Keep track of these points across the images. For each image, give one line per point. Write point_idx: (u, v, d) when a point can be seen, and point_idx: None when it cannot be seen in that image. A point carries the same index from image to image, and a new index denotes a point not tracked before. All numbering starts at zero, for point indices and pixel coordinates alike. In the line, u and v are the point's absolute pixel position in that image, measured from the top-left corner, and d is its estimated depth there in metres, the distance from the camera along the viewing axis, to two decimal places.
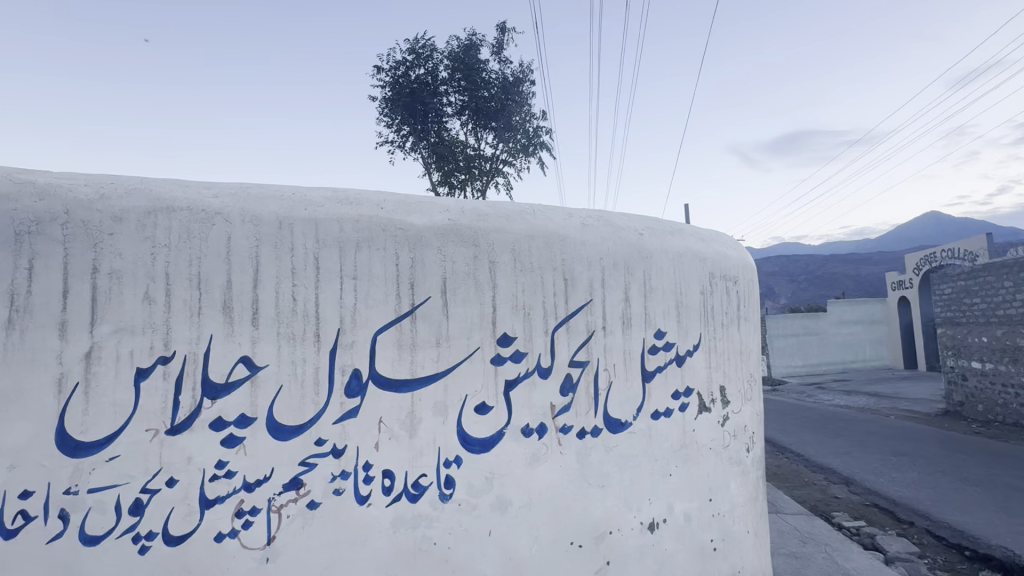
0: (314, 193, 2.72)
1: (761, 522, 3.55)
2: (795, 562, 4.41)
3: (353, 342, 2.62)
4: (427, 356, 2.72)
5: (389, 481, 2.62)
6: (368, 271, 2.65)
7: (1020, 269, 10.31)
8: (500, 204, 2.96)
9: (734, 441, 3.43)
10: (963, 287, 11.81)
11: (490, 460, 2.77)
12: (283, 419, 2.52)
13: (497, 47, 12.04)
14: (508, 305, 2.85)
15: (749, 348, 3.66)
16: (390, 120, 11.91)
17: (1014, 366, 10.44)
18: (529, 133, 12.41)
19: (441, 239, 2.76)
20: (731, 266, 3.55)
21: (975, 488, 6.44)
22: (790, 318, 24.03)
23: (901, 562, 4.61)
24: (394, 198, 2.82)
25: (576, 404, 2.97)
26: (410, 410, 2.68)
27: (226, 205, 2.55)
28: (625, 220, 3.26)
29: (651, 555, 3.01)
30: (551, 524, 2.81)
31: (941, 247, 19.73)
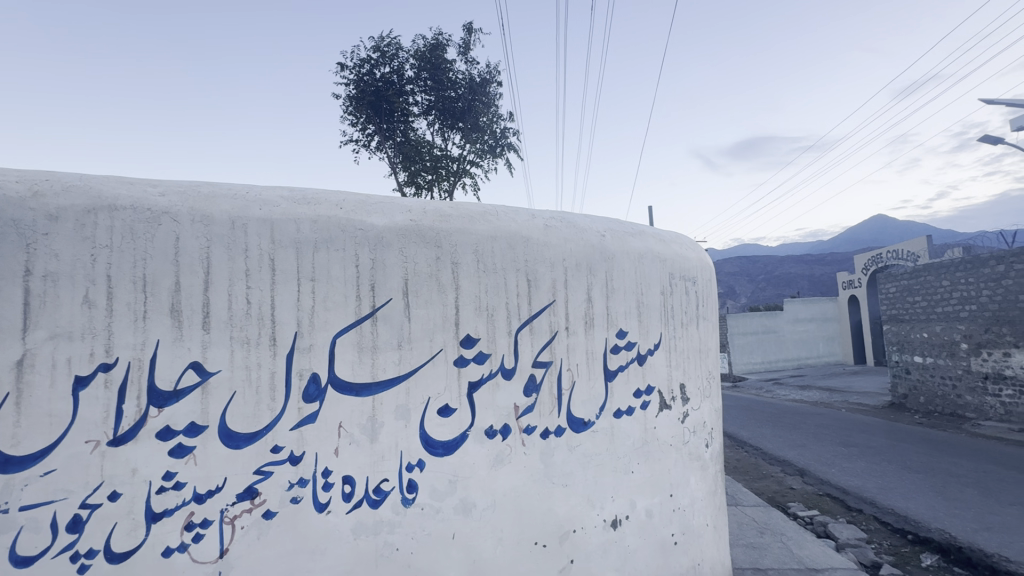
0: (270, 192, 2.64)
1: (721, 515, 3.66)
2: (753, 552, 4.56)
3: (310, 345, 2.55)
4: (389, 358, 2.67)
5: (349, 487, 2.56)
6: (327, 272, 2.59)
7: (956, 268, 11.02)
8: (462, 205, 2.95)
9: (693, 437, 3.53)
10: (905, 286, 12.54)
11: (454, 463, 2.75)
12: (235, 426, 2.42)
13: (464, 47, 12.01)
14: (471, 306, 2.84)
15: (707, 346, 3.77)
16: (355, 119, 11.70)
17: (952, 360, 11.15)
18: (496, 134, 12.43)
19: (403, 240, 2.72)
20: (690, 267, 3.65)
21: (917, 475, 6.84)
22: (750, 317, 24.93)
23: (851, 548, 4.84)
24: (353, 197, 2.76)
25: (539, 405, 2.98)
26: (372, 415, 2.63)
27: (174, 204, 2.44)
28: (587, 222, 3.30)
29: (613, 552, 3.05)
30: (515, 524, 2.81)
31: (886, 249, 20.88)
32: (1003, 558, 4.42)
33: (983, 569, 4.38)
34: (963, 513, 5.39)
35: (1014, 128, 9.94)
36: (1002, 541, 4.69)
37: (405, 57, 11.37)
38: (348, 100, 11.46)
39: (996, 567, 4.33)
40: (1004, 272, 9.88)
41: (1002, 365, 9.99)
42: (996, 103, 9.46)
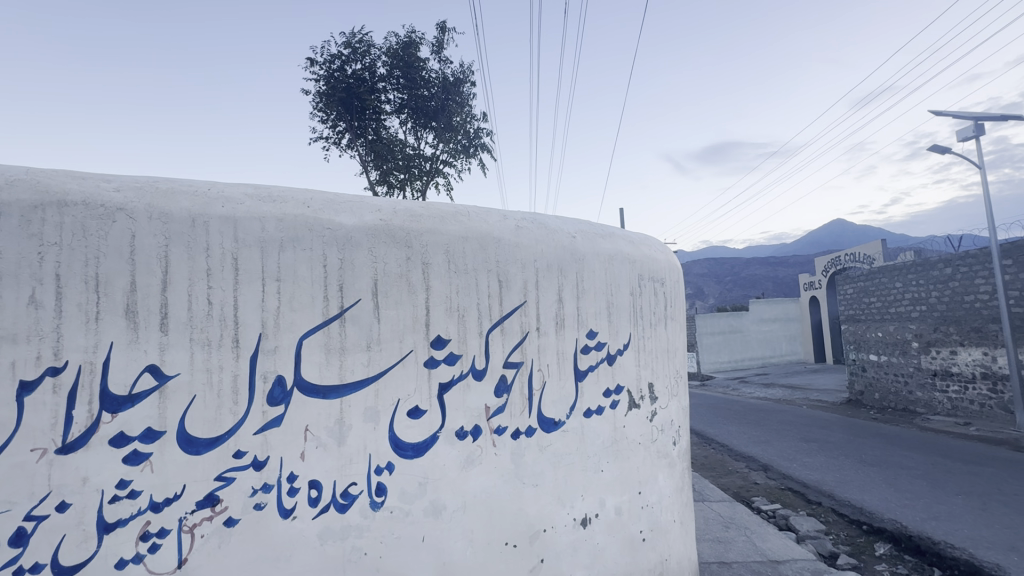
0: (233, 189, 2.56)
1: (688, 511, 3.75)
2: (718, 546, 4.69)
3: (276, 347, 2.48)
4: (357, 360, 2.63)
5: (316, 492, 2.50)
6: (293, 272, 2.53)
7: (907, 271, 11.60)
8: (433, 205, 2.93)
9: (662, 435, 3.60)
10: (862, 287, 13.13)
11: (424, 465, 2.73)
12: (195, 431, 2.34)
13: (437, 46, 11.93)
14: (442, 307, 2.82)
15: (675, 346, 3.86)
16: (325, 116, 11.44)
17: (904, 358, 11.74)
18: (469, 134, 12.42)
19: (372, 240, 2.68)
20: (658, 269, 3.72)
21: (871, 468, 7.17)
22: (717, 317, 25.61)
23: (811, 540, 5.03)
24: (322, 196, 2.71)
25: (510, 405, 2.99)
26: (339, 418, 2.58)
27: (130, 200, 2.34)
28: (559, 223, 3.33)
29: (583, 550, 3.08)
30: (485, 525, 2.81)
31: (844, 252, 21.80)
32: (948, 545, 4.67)
33: (931, 556, 4.61)
34: (913, 504, 5.67)
35: (961, 139, 10.51)
36: (947, 529, 4.96)
37: (377, 54, 11.20)
38: (318, 97, 11.19)
39: (943, 554, 4.57)
40: (951, 275, 10.46)
41: (950, 363, 10.57)
42: (945, 115, 9.96)
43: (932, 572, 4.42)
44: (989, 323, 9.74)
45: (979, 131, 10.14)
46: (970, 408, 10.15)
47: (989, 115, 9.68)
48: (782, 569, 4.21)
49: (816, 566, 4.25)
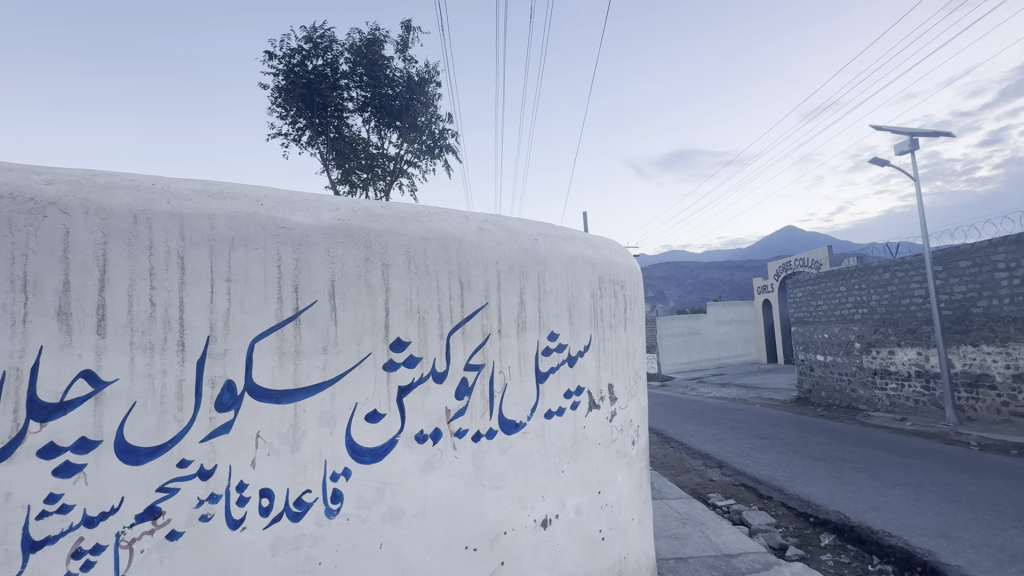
0: (179, 184, 2.45)
1: (645, 509, 3.83)
2: (675, 542, 4.82)
3: (225, 350, 2.38)
4: (313, 363, 2.54)
5: (267, 501, 2.41)
6: (244, 272, 2.43)
7: (850, 275, 12.30)
8: (394, 205, 2.89)
9: (621, 435, 3.67)
10: (810, 291, 13.84)
11: (382, 470, 2.67)
12: (135, 440, 2.21)
13: (402, 44, 11.79)
14: (402, 309, 2.78)
15: (634, 347, 3.94)
16: (284, 111, 11.02)
17: (848, 357, 12.43)
18: (434, 135, 12.39)
19: (330, 240, 2.61)
20: (619, 271, 3.80)
21: (817, 463, 7.54)
22: (676, 319, 26.40)
23: (762, 533, 5.24)
24: (276, 194, 2.62)
25: (471, 408, 2.97)
26: (293, 423, 2.49)
27: (64, 193, 2.19)
28: (521, 226, 3.34)
29: (544, 551, 3.10)
30: (445, 529, 2.78)
31: (794, 257, 22.91)
32: (886, 533, 4.96)
33: (870, 544, 4.89)
34: (855, 496, 6.00)
35: (898, 152, 11.25)
36: (885, 518, 5.27)
37: (340, 50, 10.92)
38: (276, 91, 10.73)
39: (881, 542, 4.84)
40: (889, 279, 11.16)
41: (888, 362, 11.26)
42: (884, 129, 10.64)
43: (872, 560, 4.69)
44: (922, 324, 10.44)
45: (914, 145, 10.88)
46: (906, 404, 10.83)
47: (923, 130, 10.39)
48: (735, 562, 4.36)
49: (766, 558, 4.43)
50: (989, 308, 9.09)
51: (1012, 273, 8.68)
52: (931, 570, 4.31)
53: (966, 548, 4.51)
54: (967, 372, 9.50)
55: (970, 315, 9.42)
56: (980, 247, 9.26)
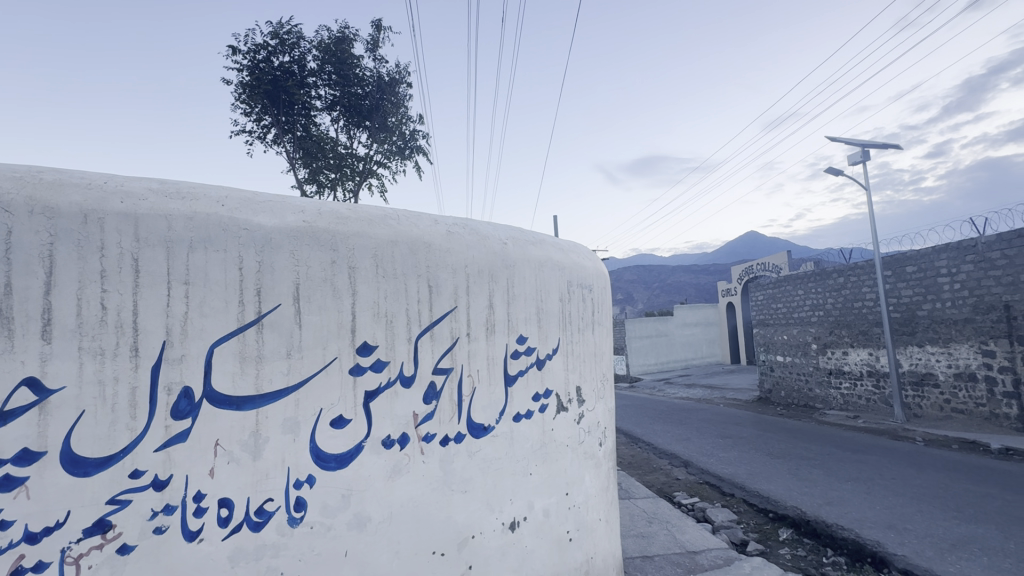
0: (134, 183, 2.35)
1: (612, 509, 3.90)
2: (641, 541, 4.92)
3: (182, 356, 2.30)
4: (276, 368, 2.48)
5: (226, 511, 2.34)
6: (203, 274, 2.35)
7: (807, 279, 12.85)
8: (361, 207, 2.86)
9: (589, 436, 3.72)
10: (770, 294, 14.38)
11: (347, 476, 2.63)
12: (83, 451, 2.10)
13: (372, 44, 11.64)
14: (369, 312, 2.74)
15: (602, 350, 4.02)
16: (249, 108, 10.68)
17: (805, 358, 12.96)
18: (404, 136, 12.31)
19: (295, 242, 2.56)
20: (587, 275, 3.87)
21: (776, 460, 7.83)
22: (644, 321, 26.95)
23: (724, 529, 5.40)
24: (239, 194, 2.56)
25: (439, 412, 2.96)
26: (254, 430, 2.42)
27: (6, 190, 2.07)
28: (490, 229, 3.36)
29: (511, 553, 3.11)
30: (412, 535, 2.75)
31: (756, 262, 23.73)
32: (839, 526, 5.19)
33: (824, 537, 5.10)
34: (811, 491, 6.26)
35: (851, 163, 11.84)
36: (839, 512, 5.52)
37: (307, 46, 10.67)
38: (240, 87, 10.38)
39: (834, 535, 5.07)
40: (843, 284, 11.71)
41: (842, 362, 11.81)
42: (838, 141, 11.18)
43: (826, 552, 4.90)
44: (873, 326, 11.00)
45: (866, 156, 11.48)
46: (859, 403, 11.37)
47: (874, 143, 10.96)
48: (699, 559, 4.48)
49: (728, 554, 4.57)
50: (932, 311, 9.65)
51: (953, 278, 9.25)
52: (879, 560, 4.53)
53: (911, 539, 4.77)
54: (914, 372, 10.06)
55: (916, 318, 9.99)
56: (925, 254, 9.83)
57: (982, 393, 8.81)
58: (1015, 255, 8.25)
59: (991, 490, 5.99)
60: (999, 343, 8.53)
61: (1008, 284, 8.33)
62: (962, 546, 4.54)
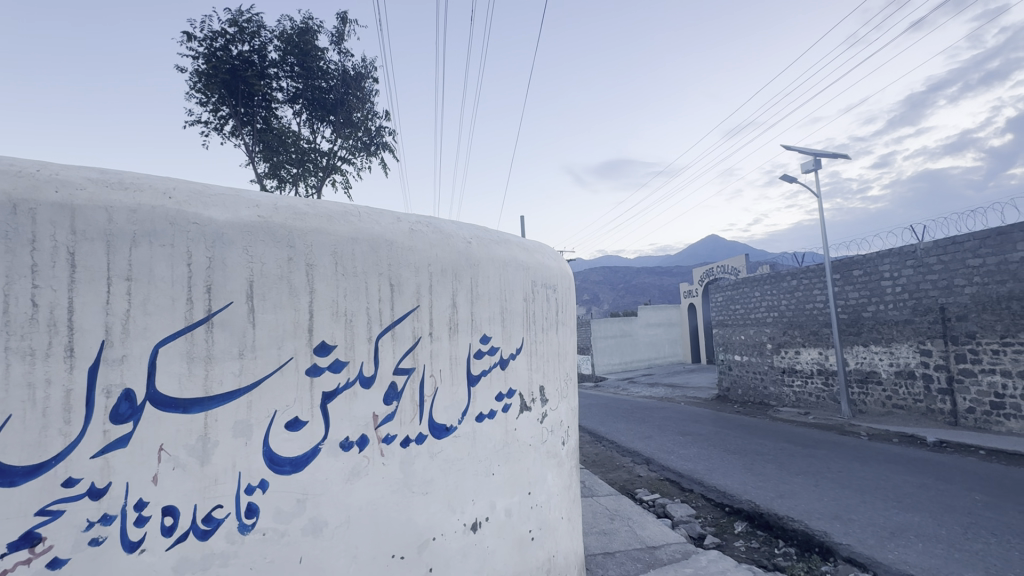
0: (71, 172, 2.20)
1: (574, 507, 3.94)
2: (603, 538, 4.99)
3: (123, 357, 2.17)
4: (226, 369, 2.38)
5: (171, 519, 2.22)
6: (148, 270, 2.23)
7: (764, 282, 13.36)
8: (321, 203, 2.78)
9: (551, 435, 3.75)
10: (729, 296, 14.88)
11: (303, 480, 2.54)
12: (9, 459, 1.96)
13: (337, 36, 11.36)
14: (327, 312, 2.66)
15: (565, 349, 4.05)
16: (204, 97, 10.18)
17: (761, 357, 13.48)
18: (370, 132, 12.13)
19: (249, 237, 2.46)
20: (551, 275, 3.89)
21: (733, 456, 8.11)
22: (609, 322, 27.43)
23: (683, 524, 5.55)
24: (188, 186, 2.44)
25: (400, 413, 2.91)
26: (203, 434, 2.31)
27: None
28: (454, 228, 3.33)
29: (473, 554, 3.09)
30: (371, 539, 2.70)
31: (716, 265, 24.53)
32: (790, 518, 5.42)
33: (776, 529, 5.31)
34: (765, 485, 6.51)
35: (804, 171, 12.40)
36: (790, 505, 5.76)
37: (269, 36, 10.27)
38: (195, 76, 9.86)
39: (785, 527, 5.28)
40: (796, 286, 12.25)
41: (795, 361, 12.34)
42: (793, 149, 11.68)
43: (777, 543, 5.10)
44: (823, 327, 11.56)
45: (818, 165, 12.04)
46: (810, 400, 11.92)
47: (825, 152, 11.51)
48: (658, 553, 4.59)
49: (686, 548, 4.69)
50: (876, 313, 10.23)
51: (895, 282, 9.82)
52: (826, 549, 4.75)
53: (856, 528, 5.03)
54: (859, 370, 10.63)
55: (862, 319, 10.55)
56: (870, 259, 10.39)
57: (920, 390, 9.39)
58: (950, 261, 8.83)
59: (926, 480, 6.39)
60: (935, 343, 9.12)
61: (945, 287, 8.91)
62: (901, 534, 4.83)
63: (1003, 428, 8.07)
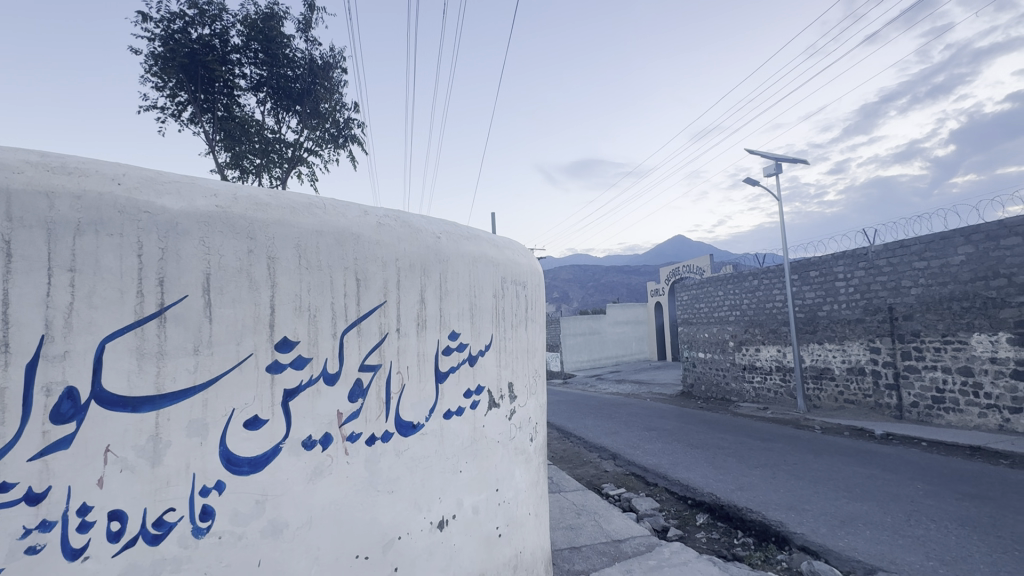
0: (7, 153, 2.04)
1: (542, 503, 3.95)
2: (570, 533, 5.04)
3: (65, 353, 2.03)
4: (180, 366, 2.27)
5: (118, 524, 2.10)
6: (94, 261, 2.10)
7: (727, 281, 13.77)
8: (284, 194, 2.69)
9: (519, 432, 3.75)
10: (694, 295, 15.28)
11: (262, 480, 2.46)
12: None
13: (304, 24, 11.02)
14: (290, 306, 2.58)
15: (534, 346, 4.06)
16: (161, 82, 9.67)
17: (723, 354, 13.90)
18: (338, 124, 11.86)
19: (206, 228, 2.35)
20: (521, 272, 3.88)
21: (695, 450, 8.34)
22: (578, 319, 27.75)
23: (647, 517, 5.67)
24: (139, 173, 2.31)
25: (366, 410, 2.84)
26: (153, 434, 2.19)
27: None
28: (424, 223, 3.28)
29: (439, 553, 3.06)
30: (334, 540, 2.63)
31: (682, 265, 25.12)
32: (748, 509, 5.61)
33: (735, 520, 5.49)
34: (726, 478, 6.72)
35: (766, 174, 12.82)
36: (748, 496, 5.96)
37: (231, 20, 9.85)
38: (151, 59, 9.36)
39: (744, 518, 5.47)
40: (757, 286, 12.69)
41: (755, 358, 12.79)
42: (756, 153, 12.05)
43: (736, 534, 5.27)
44: (781, 325, 12.01)
45: (779, 169, 12.47)
46: (768, 395, 12.38)
47: (786, 157, 11.92)
48: (623, 547, 4.67)
49: (649, 541, 4.79)
50: (830, 312, 10.70)
51: (848, 283, 10.30)
52: (781, 539, 4.94)
53: (809, 517, 5.25)
54: (814, 366, 11.10)
55: (817, 318, 11.03)
56: (826, 260, 10.86)
57: (870, 385, 9.89)
58: (898, 263, 9.32)
59: (874, 471, 6.74)
60: (883, 341, 9.62)
61: (893, 288, 9.41)
62: (850, 522, 5.07)
63: (944, 421, 8.59)
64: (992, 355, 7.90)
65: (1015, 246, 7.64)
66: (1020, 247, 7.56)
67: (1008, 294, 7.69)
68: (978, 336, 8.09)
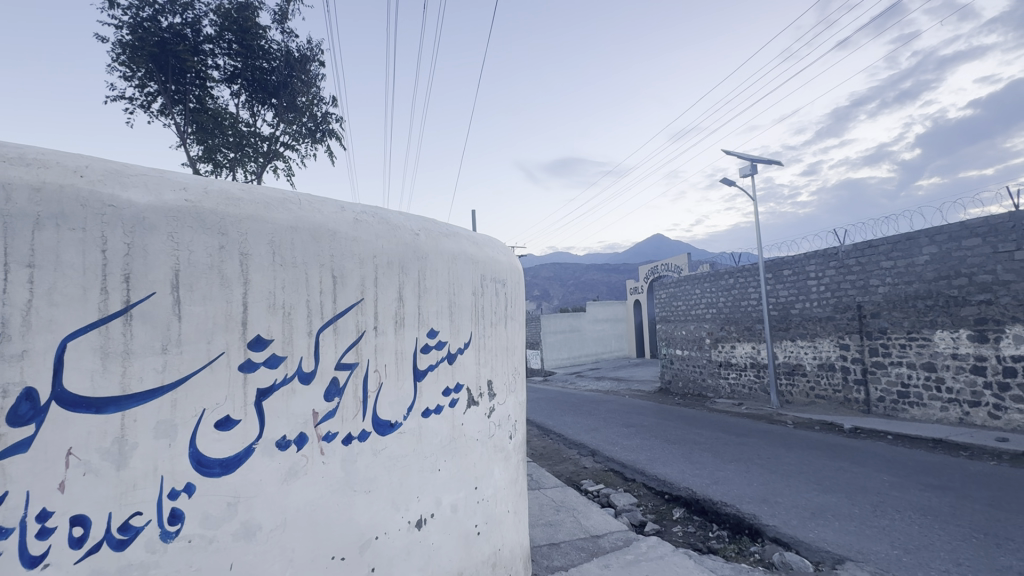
0: None
1: (521, 500, 3.96)
2: (549, 529, 5.07)
3: (24, 352, 1.95)
4: (148, 365, 2.19)
5: (81, 530, 2.03)
6: (55, 255, 2.01)
7: (704, 280, 13.98)
8: (258, 189, 2.63)
9: (498, 430, 3.74)
10: (672, 293, 15.50)
11: (234, 482, 2.40)
12: None
13: (281, 15, 10.77)
14: (263, 304, 2.52)
15: (514, 344, 4.06)
16: (129, 72, 9.33)
17: (700, 351, 14.14)
18: (315, 118, 11.65)
19: (175, 224, 2.28)
20: (500, 270, 3.87)
21: (672, 446, 8.48)
22: (559, 317, 27.91)
23: (625, 512, 5.74)
24: (104, 165, 2.23)
25: (342, 409, 2.80)
26: (119, 435, 2.12)
27: None
28: (402, 219, 3.24)
29: (416, 552, 3.03)
30: (309, 541, 2.59)
31: (660, 263, 25.45)
32: (723, 503, 5.73)
33: (710, 514, 5.60)
34: (702, 473, 6.85)
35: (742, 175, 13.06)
36: (723, 490, 6.09)
37: (203, 9, 9.54)
38: (118, 47, 9.01)
39: (719, 511, 5.58)
40: (733, 284, 12.94)
41: (730, 355, 13.05)
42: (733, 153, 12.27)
43: (711, 527, 5.38)
44: (756, 323, 12.28)
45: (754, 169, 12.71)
46: (742, 391, 12.66)
47: (761, 158, 12.16)
48: (601, 542, 4.71)
49: (627, 536, 4.86)
50: (803, 310, 10.99)
51: (819, 281, 10.59)
52: (755, 531, 5.06)
53: (781, 510, 5.40)
54: (787, 363, 11.39)
55: (790, 316, 11.31)
56: (798, 260, 11.13)
57: (839, 380, 10.19)
58: (867, 263, 9.62)
59: (843, 464, 6.95)
60: (852, 338, 9.92)
61: (861, 287, 9.71)
62: (820, 514, 5.22)
63: (909, 415, 8.91)
64: (953, 351, 8.23)
65: (975, 247, 7.96)
66: (980, 248, 7.89)
67: (969, 293, 8.01)
68: (940, 333, 8.41)
